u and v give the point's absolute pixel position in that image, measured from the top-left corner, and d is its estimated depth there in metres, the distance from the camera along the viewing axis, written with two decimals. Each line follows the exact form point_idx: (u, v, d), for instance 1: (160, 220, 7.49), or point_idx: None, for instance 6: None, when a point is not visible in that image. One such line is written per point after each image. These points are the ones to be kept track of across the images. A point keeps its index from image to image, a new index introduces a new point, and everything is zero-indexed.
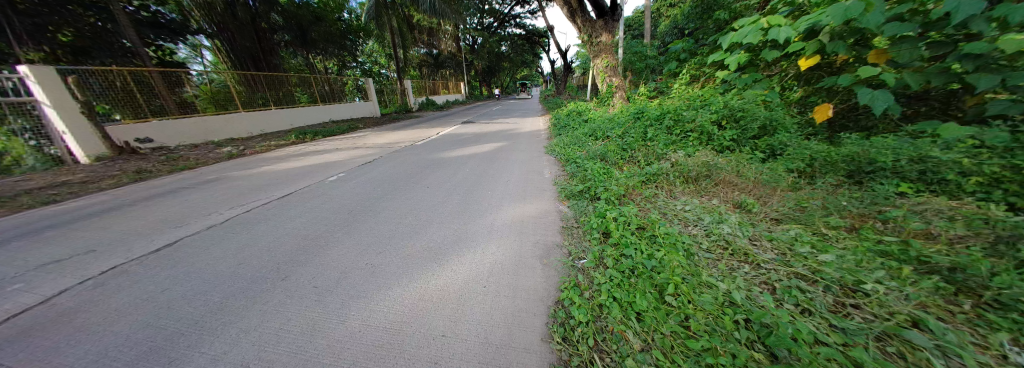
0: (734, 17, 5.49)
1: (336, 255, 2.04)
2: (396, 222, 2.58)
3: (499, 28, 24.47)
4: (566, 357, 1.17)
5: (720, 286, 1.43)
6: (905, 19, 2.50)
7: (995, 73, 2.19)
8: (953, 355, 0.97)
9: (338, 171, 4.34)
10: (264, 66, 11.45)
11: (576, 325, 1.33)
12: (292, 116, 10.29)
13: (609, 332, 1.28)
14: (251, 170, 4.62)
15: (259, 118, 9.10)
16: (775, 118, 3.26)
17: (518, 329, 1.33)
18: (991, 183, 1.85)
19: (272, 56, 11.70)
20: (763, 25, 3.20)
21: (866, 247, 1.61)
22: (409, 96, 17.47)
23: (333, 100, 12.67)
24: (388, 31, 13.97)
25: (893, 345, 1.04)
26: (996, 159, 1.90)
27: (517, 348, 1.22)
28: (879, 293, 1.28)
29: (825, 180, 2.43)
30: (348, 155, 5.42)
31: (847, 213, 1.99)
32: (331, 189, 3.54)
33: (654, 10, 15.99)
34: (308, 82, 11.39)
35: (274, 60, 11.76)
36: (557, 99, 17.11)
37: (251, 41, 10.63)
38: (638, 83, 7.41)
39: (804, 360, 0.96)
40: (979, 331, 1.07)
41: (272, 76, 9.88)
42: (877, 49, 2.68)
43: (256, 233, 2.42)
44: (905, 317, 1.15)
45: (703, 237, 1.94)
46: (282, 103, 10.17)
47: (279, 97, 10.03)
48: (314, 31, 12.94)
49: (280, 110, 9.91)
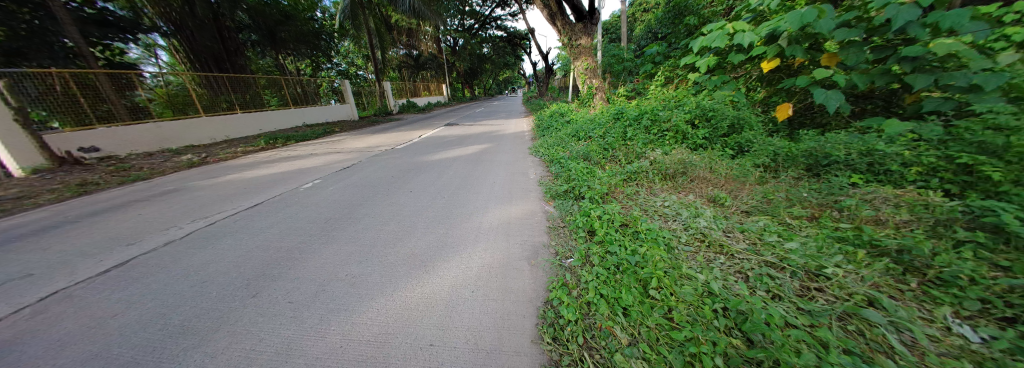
0: (703, 23, 5.82)
1: (313, 266, 1.94)
2: (377, 230, 2.49)
3: (481, 30, 24.17)
4: (557, 357, 1.19)
5: (699, 277, 1.51)
6: (852, 26, 2.74)
7: (929, 74, 2.45)
8: (905, 329, 1.11)
9: (314, 176, 4.16)
10: (229, 68, 10.66)
11: (565, 324, 1.35)
12: (261, 121, 9.65)
13: (597, 329, 1.30)
14: (216, 179, 4.29)
15: (225, 123, 8.46)
16: (742, 117, 3.47)
17: (507, 332, 1.33)
18: (929, 172, 2.08)
19: (238, 56, 10.93)
20: (728, 30, 3.40)
21: (825, 233, 1.76)
22: (390, 99, 16.91)
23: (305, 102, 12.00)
24: (364, 31, 13.48)
25: (853, 324, 1.16)
26: (934, 151, 2.14)
27: (507, 351, 1.23)
28: (839, 276, 1.41)
29: (788, 174, 2.62)
30: (324, 160, 5.18)
31: (808, 203, 2.16)
32: (307, 197, 3.37)
33: (631, 15, 16.51)
34: (279, 84, 10.80)
35: (240, 61, 10.94)
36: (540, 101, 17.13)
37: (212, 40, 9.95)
38: (617, 84, 7.66)
39: (777, 343, 1.05)
40: (927, 306, 1.22)
41: (236, 78, 9.24)
42: (828, 53, 2.93)
43: (222, 247, 2.25)
44: (862, 297, 1.28)
45: (682, 231, 2.03)
46: (249, 107, 9.53)
47: (245, 100, 9.39)
48: (284, 31, 12.14)
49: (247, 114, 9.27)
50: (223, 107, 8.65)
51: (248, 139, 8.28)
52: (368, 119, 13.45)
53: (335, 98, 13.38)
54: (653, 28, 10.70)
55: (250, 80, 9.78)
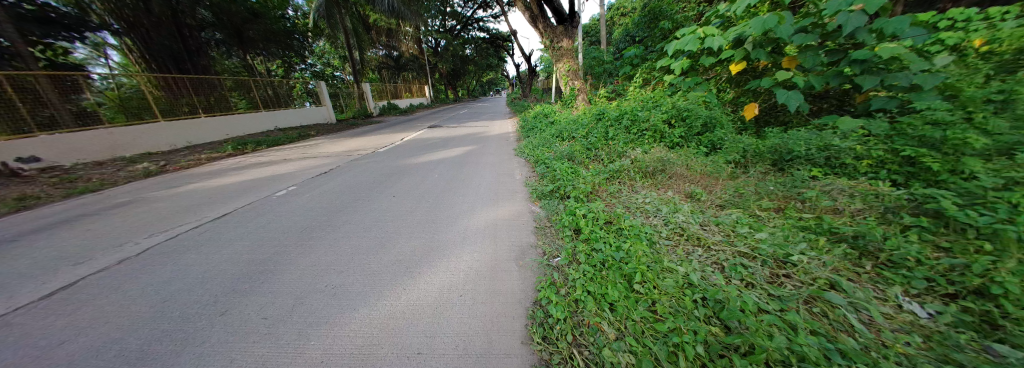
0: (677, 27, 6.11)
1: (289, 279, 1.84)
2: (359, 237, 2.40)
3: (462, 31, 23.97)
4: (547, 356, 1.21)
5: (679, 269, 1.58)
6: (808, 32, 2.99)
7: (875, 75, 2.71)
8: (862, 308, 1.24)
9: (289, 183, 3.94)
10: (190, 68, 9.92)
11: (555, 323, 1.37)
12: (229, 125, 9.00)
13: (585, 325, 1.33)
14: (177, 189, 3.95)
15: (187, 128, 7.84)
16: (714, 117, 3.67)
17: (496, 335, 1.34)
18: (878, 165, 2.31)
19: (201, 56, 10.20)
20: (699, 34, 3.60)
21: (791, 223, 1.91)
22: (369, 101, 16.37)
23: (277, 105, 11.27)
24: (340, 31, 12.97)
25: (818, 306, 1.27)
26: (881, 145, 2.38)
27: (497, 354, 1.23)
28: (804, 263, 1.54)
29: (756, 170, 2.81)
30: (298, 165, 4.92)
31: (775, 196, 2.33)
32: (281, 205, 3.19)
33: (609, 18, 17.01)
34: (247, 85, 10.03)
35: (202, 60, 10.21)
36: (523, 102, 17.22)
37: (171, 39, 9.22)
38: (598, 86, 7.86)
39: (751, 328, 1.14)
40: (880, 286, 1.37)
41: (199, 79, 8.61)
42: (788, 57, 3.16)
43: (188, 262, 2.08)
44: (824, 281, 1.40)
45: (663, 226, 2.12)
46: (214, 111, 8.88)
47: (209, 103, 8.74)
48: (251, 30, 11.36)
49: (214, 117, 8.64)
50: (185, 111, 8.00)
51: (215, 145, 7.72)
52: (346, 122, 12.91)
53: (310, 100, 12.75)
54: (629, 32, 11.09)
55: (214, 81, 9.13)
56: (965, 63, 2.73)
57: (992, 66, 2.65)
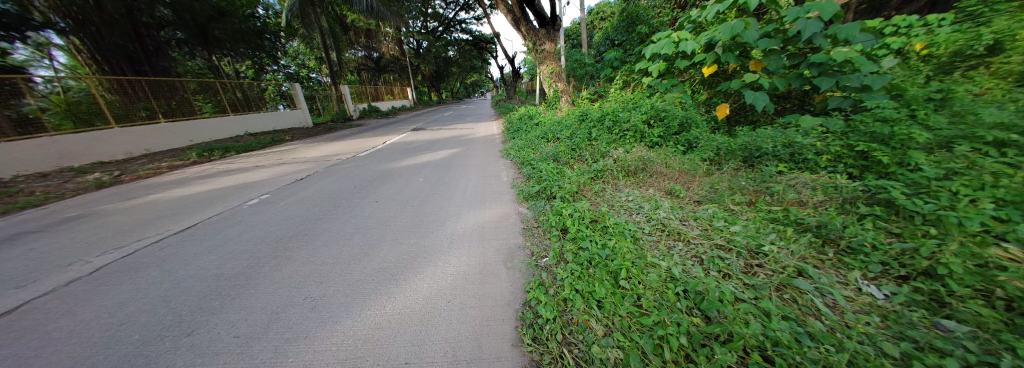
0: (653, 32, 6.38)
1: (264, 293, 1.73)
2: (340, 245, 2.30)
3: (445, 33, 23.72)
4: (538, 356, 1.22)
5: (662, 264, 1.64)
6: (772, 37, 3.21)
7: (831, 77, 2.95)
8: (827, 293, 1.35)
9: (262, 190, 3.72)
10: (148, 70, 8.92)
11: (544, 323, 1.38)
12: (192, 130, 8.35)
13: (575, 324, 1.36)
14: (134, 201, 3.62)
15: (145, 134, 7.21)
16: (690, 117, 3.85)
17: (486, 338, 1.33)
18: (836, 160, 2.51)
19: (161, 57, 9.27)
20: (674, 39, 3.77)
21: (761, 216, 2.04)
22: (348, 103, 15.79)
23: (248, 109, 10.46)
24: (315, 31, 12.45)
25: (788, 293, 1.37)
26: (838, 141, 2.59)
27: (487, 359, 1.23)
28: (774, 252, 1.65)
29: (729, 166, 2.98)
30: (271, 172, 4.66)
31: (747, 191, 2.47)
32: (253, 214, 3.01)
33: (590, 22, 17.49)
34: (213, 88, 9.25)
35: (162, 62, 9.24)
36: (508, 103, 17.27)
37: (126, 38, 8.34)
38: (580, 87, 8.02)
39: (729, 316, 1.22)
40: (842, 271, 1.50)
41: (158, 81, 7.98)
42: (755, 60, 3.39)
43: (149, 279, 1.92)
44: (792, 269, 1.52)
45: (646, 223, 2.19)
46: (176, 115, 8.17)
47: (171, 107, 8.07)
48: (217, 29, 10.55)
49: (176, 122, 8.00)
50: (143, 116, 7.37)
51: (177, 152, 7.14)
52: (325, 126, 12.37)
53: (284, 103, 12.06)
54: (608, 35, 11.43)
55: (176, 84, 8.45)
56: (910, 66, 3.22)
57: (931, 68, 3.13)
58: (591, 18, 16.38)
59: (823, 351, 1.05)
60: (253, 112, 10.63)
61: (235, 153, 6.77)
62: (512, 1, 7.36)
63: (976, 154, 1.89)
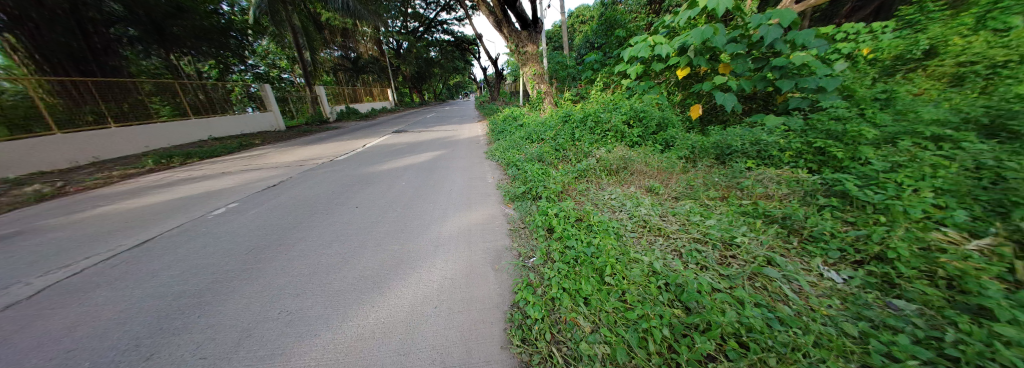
0: (630, 35, 6.61)
1: (234, 308, 1.62)
2: (318, 254, 2.19)
3: (425, 33, 23.30)
4: (527, 357, 1.23)
5: (644, 259, 1.70)
6: (738, 42, 3.43)
7: (790, 79, 3.19)
8: (792, 279, 1.46)
9: (230, 199, 3.48)
10: (96, 70, 7.90)
11: (533, 323, 1.39)
12: (149, 135, 7.63)
13: (563, 322, 1.38)
14: (79, 214, 3.27)
15: (93, 140, 6.53)
16: (666, 117, 4.02)
17: (475, 343, 1.32)
18: (796, 156, 2.73)
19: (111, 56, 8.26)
20: (650, 43, 3.94)
21: (734, 209, 2.17)
22: (323, 105, 15.10)
23: (212, 111, 9.75)
24: (286, 29, 11.82)
25: (759, 281, 1.47)
26: (798, 139, 2.81)
27: (477, 364, 1.22)
28: (745, 243, 1.77)
29: (703, 164, 3.14)
30: (239, 179, 4.36)
31: (719, 186, 2.62)
32: (220, 224, 2.80)
33: (570, 25, 17.83)
34: (172, 89, 8.53)
35: (113, 61, 8.25)
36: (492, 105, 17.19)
37: (69, 35, 7.34)
38: (563, 89, 8.15)
39: (707, 307, 1.28)
40: (804, 259, 1.63)
41: (106, 82, 7.27)
42: (724, 63, 3.61)
43: (99, 300, 1.73)
44: (762, 258, 1.63)
45: (628, 220, 2.26)
46: (129, 120, 7.47)
47: (122, 110, 7.36)
48: (175, 25, 9.13)
49: (130, 127, 7.31)
50: (90, 120, 6.69)
51: (130, 159, 6.51)
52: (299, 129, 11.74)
53: (252, 105, 11.28)
54: (588, 38, 11.68)
55: (127, 85, 7.68)
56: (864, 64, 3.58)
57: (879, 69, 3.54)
58: (572, 21, 16.69)
59: (792, 334, 1.13)
60: (218, 115, 9.91)
61: (198, 160, 6.28)
62: (495, 2, 7.35)
63: (914, 148, 2.12)
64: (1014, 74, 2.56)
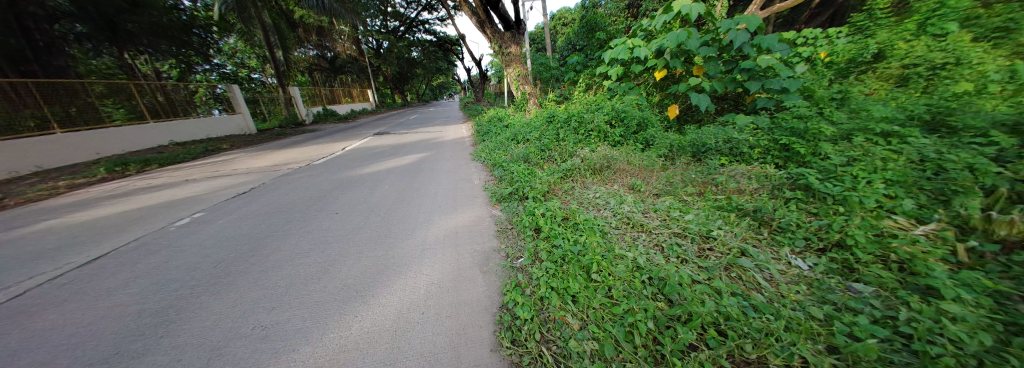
0: (610, 38, 6.80)
1: (202, 326, 1.50)
2: (295, 264, 2.08)
3: (406, 33, 22.83)
4: (517, 358, 1.22)
5: (628, 255, 1.75)
6: (709, 45, 3.62)
7: (757, 81, 3.41)
8: (764, 268, 1.56)
9: (194, 208, 3.23)
10: (41, 71, 7.06)
11: (522, 324, 1.39)
12: (101, 141, 6.95)
13: (552, 321, 1.39)
14: (14, 229, 2.91)
15: (34, 147, 5.87)
16: (645, 117, 4.16)
17: (464, 347, 1.30)
18: (764, 153, 2.92)
19: (55, 54, 7.39)
20: (629, 45, 4.09)
21: (710, 204, 2.28)
22: (297, 107, 14.37)
23: (175, 114, 9.03)
24: (255, 26, 11.19)
25: (735, 271, 1.56)
26: (766, 137, 3.01)
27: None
28: (721, 236, 1.87)
29: (681, 161, 3.28)
30: (205, 186, 4.06)
31: (696, 182, 2.74)
32: (183, 236, 2.59)
33: (553, 27, 18.12)
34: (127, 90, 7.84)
35: (58, 60, 7.42)
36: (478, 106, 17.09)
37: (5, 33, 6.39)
38: (546, 90, 8.25)
39: (688, 298, 1.34)
40: (774, 248, 1.74)
41: (49, 83, 6.58)
42: (697, 66, 3.79)
43: (40, 324, 1.55)
44: (736, 249, 1.73)
45: (613, 217, 2.32)
46: (79, 125, 6.79)
47: (69, 114, 6.68)
48: (130, 22, 8.33)
49: (79, 132, 6.64)
50: (30, 126, 6.02)
51: (78, 168, 5.89)
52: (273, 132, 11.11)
53: (218, 107, 10.37)
54: (570, 40, 11.92)
55: (74, 86, 7.01)
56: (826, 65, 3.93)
57: (836, 72, 3.90)
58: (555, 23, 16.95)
59: (765, 320, 1.21)
60: (182, 118, 9.19)
61: (157, 166, 5.78)
62: (477, 3, 7.33)
63: (867, 144, 2.32)
64: (952, 75, 2.91)
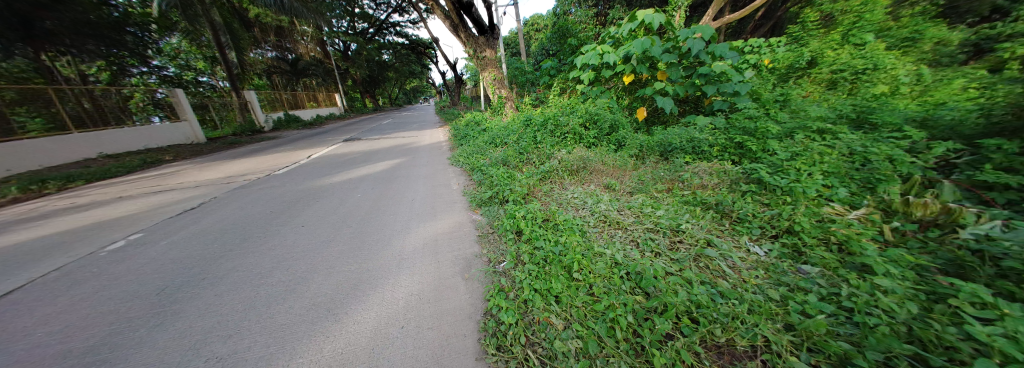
0: (581, 44, 7.05)
1: (141, 364, 1.30)
2: (257, 285, 1.89)
3: (375, 35, 21.98)
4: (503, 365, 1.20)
5: (607, 252, 1.80)
6: (670, 52, 3.89)
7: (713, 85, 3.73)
8: (727, 256, 1.69)
9: (127, 229, 2.83)
10: None
11: (507, 329, 1.38)
12: (8, 157, 5.88)
13: (537, 323, 1.39)
14: None
15: None
16: (616, 120, 4.36)
17: (448, 359, 1.25)
18: (723, 151, 3.18)
19: None
20: (598, 51, 4.29)
21: (677, 199, 2.43)
22: (255, 113, 13.15)
23: (105, 124, 7.84)
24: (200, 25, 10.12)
25: (702, 261, 1.67)
26: (722, 135, 3.28)
27: None
28: (689, 229, 1.99)
29: (651, 160, 3.48)
30: (141, 203, 3.57)
31: (665, 180, 2.91)
32: (113, 261, 2.25)
33: (527, 32, 18.46)
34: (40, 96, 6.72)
35: None
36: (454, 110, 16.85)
37: None
38: (522, 94, 8.34)
39: (664, 290, 1.41)
40: (734, 238, 1.89)
41: None
42: (660, 71, 4.06)
43: None
44: (703, 240, 1.86)
45: (591, 216, 2.39)
46: None
47: None
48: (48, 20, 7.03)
49: None
50: None
51: None
52: (226, 140, 10.08)
53: (160, 115, 9.05)
54: (544, 46, 12.23)
55: None
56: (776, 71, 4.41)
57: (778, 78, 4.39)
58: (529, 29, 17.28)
59: (731, 305, 1.31)
60: (113, 127, 8.00)
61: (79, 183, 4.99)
62: (450, 7, 7.26)
63: (806, 140, 2.61)
64: (872, 79, 3.43)
